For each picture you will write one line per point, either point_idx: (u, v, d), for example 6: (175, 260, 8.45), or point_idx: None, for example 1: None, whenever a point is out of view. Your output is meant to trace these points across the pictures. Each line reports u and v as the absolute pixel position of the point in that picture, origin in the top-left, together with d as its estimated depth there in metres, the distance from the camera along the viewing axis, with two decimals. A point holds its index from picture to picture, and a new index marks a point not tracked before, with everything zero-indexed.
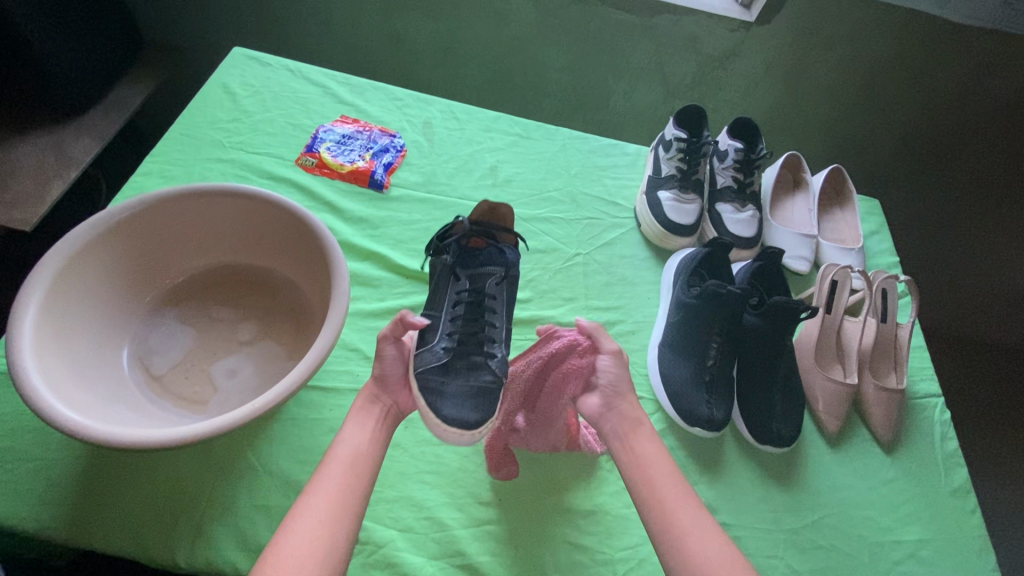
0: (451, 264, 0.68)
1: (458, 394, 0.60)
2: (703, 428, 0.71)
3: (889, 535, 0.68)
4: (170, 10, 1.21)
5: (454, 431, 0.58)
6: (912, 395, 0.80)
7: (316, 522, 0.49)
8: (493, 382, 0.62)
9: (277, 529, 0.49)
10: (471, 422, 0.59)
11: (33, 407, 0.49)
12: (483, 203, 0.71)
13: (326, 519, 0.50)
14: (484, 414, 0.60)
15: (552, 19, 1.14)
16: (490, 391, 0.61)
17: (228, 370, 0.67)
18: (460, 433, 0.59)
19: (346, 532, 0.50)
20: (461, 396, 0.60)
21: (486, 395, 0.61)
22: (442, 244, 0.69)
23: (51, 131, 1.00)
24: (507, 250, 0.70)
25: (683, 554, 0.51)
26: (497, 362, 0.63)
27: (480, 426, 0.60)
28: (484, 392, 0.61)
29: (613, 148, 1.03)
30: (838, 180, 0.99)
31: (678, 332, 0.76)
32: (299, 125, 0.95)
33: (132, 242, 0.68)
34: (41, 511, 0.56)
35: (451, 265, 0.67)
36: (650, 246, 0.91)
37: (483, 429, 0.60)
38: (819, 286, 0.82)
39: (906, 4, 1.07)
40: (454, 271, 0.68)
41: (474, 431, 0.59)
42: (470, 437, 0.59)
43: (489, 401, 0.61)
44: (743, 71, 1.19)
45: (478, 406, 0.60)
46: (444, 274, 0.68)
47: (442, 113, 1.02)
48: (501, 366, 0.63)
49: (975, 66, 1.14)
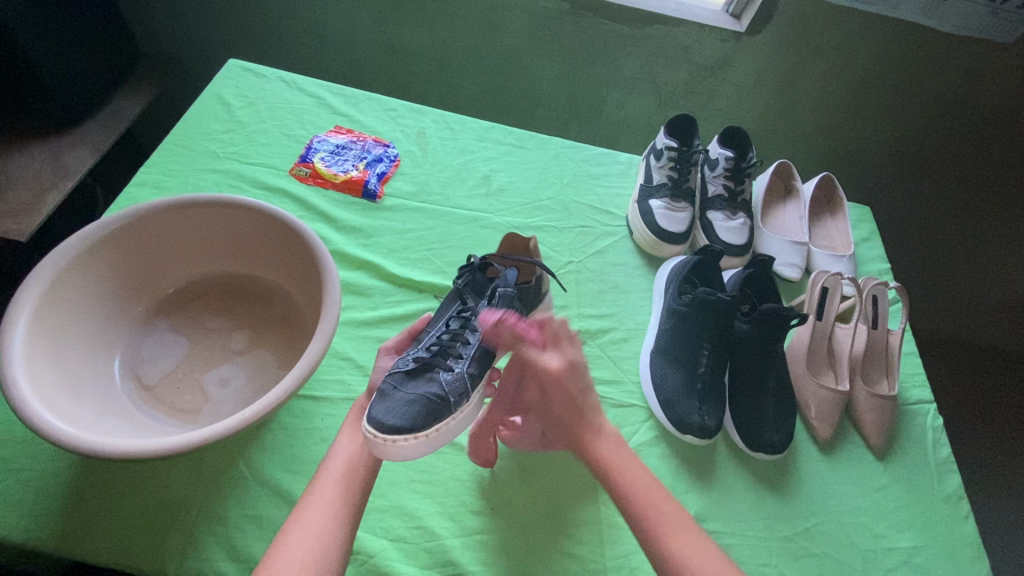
0: (460, 290, 0.69)
1: (395, 398, 0.58)
2: (695, 436, 0.71)
3: (882, 542, 0.68)
4: (168, 23, 1.22)
5: (370, 432, 0.55)
6: (903, 402, 0.81)
7: (313, 532, 0.50)
8: (435, 395, 0.59)
9: (275, 542, 0.49)
10: (388, 426, 0.56)
11: (22, 417, 0.49)
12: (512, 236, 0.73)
13: (325, 528, 0.50)
14: (405, 421, 0.56)
15: (544, 31, 1.16)
16: (428, 403, 0.58)
17: (220, 379, 0.68)
18: (372, 435, 0.55)
19: (342, 541, 0.50)
20: (398, 400, 0.58)
21: (421, 404, 0.58)
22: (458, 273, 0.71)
23: (49, 142, 1.01)
24: (509, 272, 0.67)
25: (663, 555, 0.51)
26: (451, 377, 0.60)
27: (395, 433, 0.55)
28: (419, 401, 0.58)
29: (606, 157, 1.04)
30: (828, 187, 1.00)
31: (670, 339, 0.77)
32: (294, 135, 0.95)
33: (125, 252, 0.68)
34: (32, 523, 0.56)
35: (456, 287, 0.68)
36: (642, 253, 0.92)
37: (395, 437, 0.55)
38: (810, 293, 0.83)
39: (894, 15, 1.07)
40: (461, 294, 0.69)
41: (385, 435, 0.55)
42: (382, 442, 0.55)
43: (421, 412, 0.57)
44: (734, 80, 1.20)
45: (404, 413, 0.57)
46: (451, 297, 0.69)
47: (435, 123, 1.03)
48: (453, 382, 0.60)
49: (966, 74, 1.15)
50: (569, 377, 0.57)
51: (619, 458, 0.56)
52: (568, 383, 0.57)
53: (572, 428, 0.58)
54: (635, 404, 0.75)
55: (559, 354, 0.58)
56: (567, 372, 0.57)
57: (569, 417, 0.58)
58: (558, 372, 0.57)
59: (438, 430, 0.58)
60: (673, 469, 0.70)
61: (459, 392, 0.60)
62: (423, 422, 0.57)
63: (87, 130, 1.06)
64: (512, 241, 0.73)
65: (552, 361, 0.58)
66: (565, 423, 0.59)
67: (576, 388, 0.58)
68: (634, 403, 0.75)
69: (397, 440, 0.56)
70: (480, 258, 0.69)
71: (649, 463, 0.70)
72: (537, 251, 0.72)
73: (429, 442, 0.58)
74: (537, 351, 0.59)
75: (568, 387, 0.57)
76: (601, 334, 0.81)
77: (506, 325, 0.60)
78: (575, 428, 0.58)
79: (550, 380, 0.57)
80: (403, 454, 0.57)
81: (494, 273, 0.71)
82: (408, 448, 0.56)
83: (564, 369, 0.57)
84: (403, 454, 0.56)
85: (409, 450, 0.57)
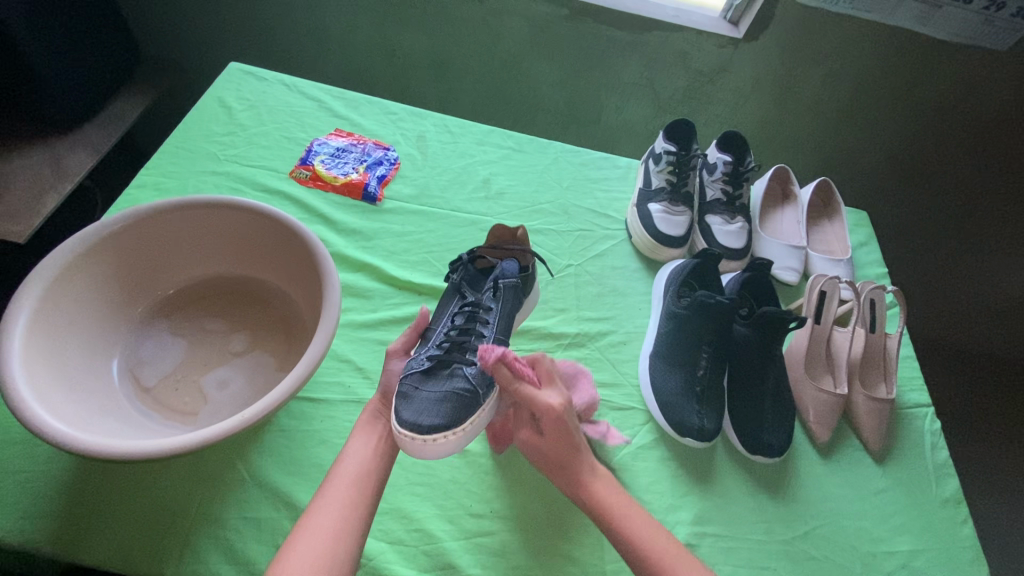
0: (455, 284, 0.70)
1: (423, 397, 0.58)
2: (694, 439, 0.71)
3: (881, 545, 0.68)
4: (167, 26, 1.23)
5: (406, 435, 0.56)
6: (901, 405, 0.81)
7: (322, 536, 0.49)
8: (464, 389, 0.60)
9: (283, 543, 0.49)
10: (423, 426, 0.56)
11: (21, 418, 0.49)
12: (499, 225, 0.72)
13: (332, 531, 0.50)
14: (441, 419, 0.57)
15: (544, 36, 1.16)
16: (459, 398, 0.59)
17: (219, 381, 0.68)
18: (409, 436, 0.56)
19: (350, 544, 0.50)
20: (426, 399, 0.58)
21: (452, 401, 0.58)
22: (452, 267, 0.72)
23: (48, 144, 1.02)
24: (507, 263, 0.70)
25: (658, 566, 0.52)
26: (476, 370, 0.61)
27: (433, 432, 0.56)
28: (449, 397, 0.59)
29: (605, 161, 1.05)
30: (825, 191, 1.01)
31: (669, 342, 0.77)
32: (294, 138, 0.96)
33: (125, 254, 0.69)
34: (28, 527, 0.56)
35: (454, 281, 0.69)
36: (641, 257, 0.92)
37: (434, 435, 0.57)
38: (808, 297, 0.83)
39: (889, 23, 1.08)
40: (461, 289, 0.70)
41: (423, 435, 0.56)
42: (421, 441, 0.56)
43: (454, 407, 0.58)
44: (731, 86, 1.21)
45: (438, 411, 0.57)
46: (451, 292, 0.70)
47: (436, 127, 1.03)
48: (479, 374, 0.61)
49: (962, 80, 1.16)
50: (567, 414, 0.57)
51: (616, 495, 0.56)
52: (566, 422, 0.56)
53: (566, 466, 0.58)
54: (633, 407, 0.75)
55: (556, 390, 0.58)
56: (567, 410, 0.56)
57: (565, 455, 0.57)
58: (557, 411, 0.56)
59: (474, 423, 0.59)
60: (672, 472, 0.70)
61: (486, 383, 0.61)
62: (457, 416, 0.58)
63: (87, 132, 1.06)
64: (498, 231, 0.72)
65: (552, 399, 0.57)
66: (560, 460, 0.58)
67: (572, 427, 0.57)
68: (633, 406, 0.75)
69: (436, 438, 0.57)
70: (474, 249, 0.71)
71: (649, 466, 0.70)
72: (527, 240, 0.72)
73: (466, 435, 0.59)
74: (534, 390, 0.57)
75: (567, 428, 0.56)
76: (601, 337, 0.82)
77: (505, 362, 0.58)
78: (570, 467, 0.57)
79: (550, 418, 0.56)
80: (443, 448, 0.58)
81: (485, 265, 0.73)
82: (448, 444, 0.58)
83: (563, 407, 0.56)
84: (443, 449, 0.58)
85: (447, 444, 0.58)
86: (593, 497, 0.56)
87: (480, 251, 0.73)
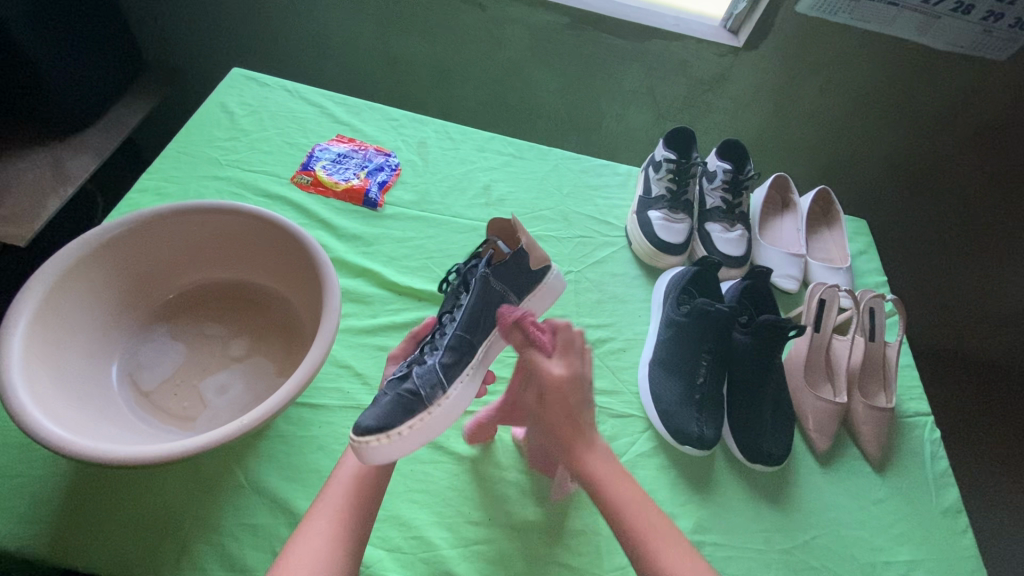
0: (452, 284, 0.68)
1: (378, 401, 0.58)
2: (693, 446, 0.71)
3: (881, 555, 0.68)
4: (171, 31, 1.23)
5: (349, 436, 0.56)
6: (901, 414, 0.81)
7: (320, 539, 0.50)
8: (409, 391, 0.58)
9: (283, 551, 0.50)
10: (360, 428, 0.55)
11: (19, 423, 0.49)
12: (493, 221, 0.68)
13: (328, 535, 0.50)
14: (377, 422, 0.55)
15: (545, 43, 1.17)
16: (401, 400, 0.58)
17: (218, 386, 0.67)
18: (351, 441, 0.55)
19: (345, 549, 0.50)
20: (378, 404, 0.58)
21: (395, 404, 0.57)
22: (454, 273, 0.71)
23: (50, 148, 1.02)
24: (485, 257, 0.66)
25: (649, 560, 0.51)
26: (424, 371, 0.60)
27: (365, 434, 0.55)
28: (393, 400, 0.57)
29: (605, 168, 1.05)
30: (825, 200, 1.01)
31: (669, 349, 0.77)
32: (295, 144, 0.96)
33: (124, 258, 0.69)
34: (24, 530, 0.56)
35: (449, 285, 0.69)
36: (641, 264, 0.92)
37: (369, 438, 0.54)
38: (808, 304, 0.84)
39: (887, 33, 1.09)
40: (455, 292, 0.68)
41: (357, 437, 0.55)
42: (355, 446, 0.55)
43: (395, 410, 0.57)
44: (732, 95, 1.21)
45: (378, 414, 0.56)
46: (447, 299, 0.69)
47: (437, 133, 1.03)
48: (425, 375, 0.60)
49: (961, 90, 1.16)
50: (571, 387, 0.54)
51: (608, 473, 0.54)
52: (568, 395, 0.54)
53: (565, 437, 0.56)
54: (633, 414, 0.75)
55: (564, 359, 0.55)
56: (570, 382, 0.54)
57: (564, 424, 0.55)
58: (560, 381, 0.54)
59: (413, 428, 0.57)
60: (670, 480, 0.70)
61: (431, 384, 0.59)
62: (396, 419, 0.56)
63: (89, 136, 1.06)
64: (497, 224, 0.68)
65: (557, 368, 0.55)
66: (558, 429, 0.56)
67: (577, 399, 0.55)
68: (632, 413, 0.75)
69: (369, 442, 0.54)
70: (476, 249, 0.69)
71: (648, 474, 0.70)
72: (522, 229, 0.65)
73: (405, 441, 0.56)
74: (543, 356, 0.56)
75: (568, 400, 0.54)
76: (600, 344, 0.82)
77: (521, 324, 0.58)
78: (567, 437, 0.55)
79: (551, 386, 0.54)
80: (382, 455, 0.55)
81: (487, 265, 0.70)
82: (382, 450, 0.55)
83: (567, 378, 0.54)
84: (381, 458, 0.55)
85: (385, 451, 0.55)
86: (585, 475, 0.55)
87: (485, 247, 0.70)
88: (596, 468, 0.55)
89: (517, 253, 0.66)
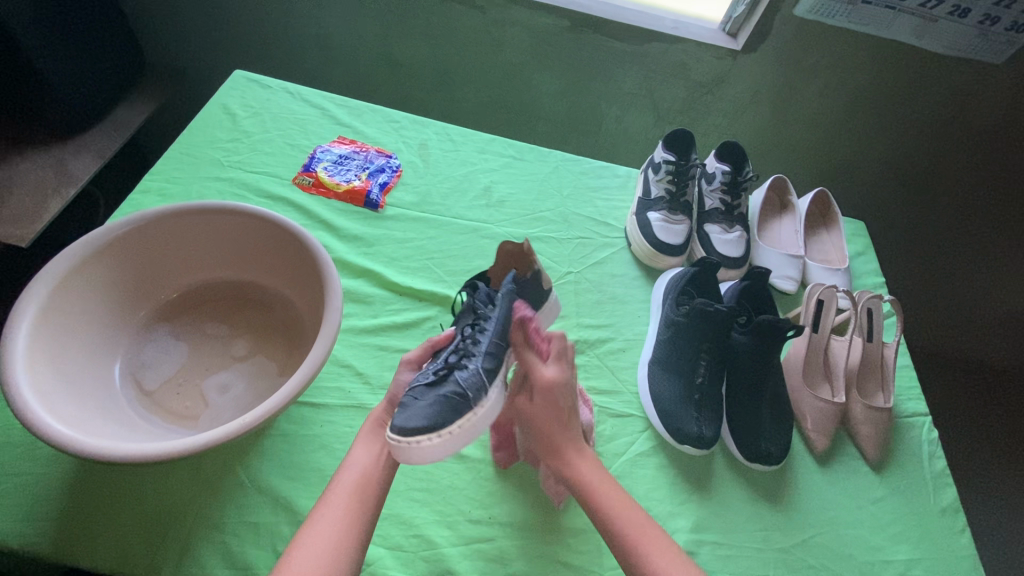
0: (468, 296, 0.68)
1: (415, 403, 0.57)
2: (693, 446, 0.72)
3: (879, 554, 0.68)
4: (173, 34, 1.24)
5: (392, 437, 0.55)
6: (899, 414, 0.81)
7: (323, 548, 0.49)
8: (454, 393, 0.58)
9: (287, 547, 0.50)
10: (409, 428, 0.55)
11: (23, 420, 0.50)
12: (505, 242, 0.68)
13: (332, 542, 0.49)
14: (427, 422, 0.56)
15: (544, 46, 1.18)
16: (448, 401, 0.57)
17: (220, 386, 0.68)
18: (395, 440, 0.55)
19: (348, 557, 0.49)
20: (419, 406, 0.57)
21: (442, 406, 0.57)
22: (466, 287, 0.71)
23: (51, 149, 1.02)
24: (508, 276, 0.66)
25: (638, 559, 0.51)
26: (467, 375, 0.59)
27: (417, 434, 0.55)
28: (437, 401, 0.57)
29: (605, 170, 1.05)
30: (823, 202, 1.02)
31: (668, 349, 0.77)
32: (297, 145, 0.97)
33: (128, 258, 0.69)
34: (26, 528, 0.56)
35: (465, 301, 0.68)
36: (640, 265, 0.93)
37: (419, 437, 0.55)
38: (806, 305, 0.84)
39: (884, 36, 1.10)
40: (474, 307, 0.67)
41: (407, 438, 0.55)
42: (405, 445, 0.55)
43: (442, 410, 0.57)
44: (731, 97, 1.22)
45: (425, 413, 0.56)
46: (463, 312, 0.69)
47: (438, 135, 1.04)
48: (469, 379, 0.59)
49: (958, 92, 1.17)
50: (561, 392, 0.57)
51: (595, 477, 0.56)
52: (558, 398, 0.57)
53: (554, 442, 0.58)
54: (633, 414, 0.76)
55: (558, 365, 0.57)
56: (562, 387, 0.56)
57: (553, 425, 0.57)
58: (553, 383, 0.56)
59: (462, 427, 0.57)
60: (670, 480, 0.71)
61: (476, 387, 0.59)
62: (446, 420, 0.56)
63: (91, 137, 1.07)
64: (505, 249, 0.69)
65: (548, 372, 0.57)
66: (548, 432, 0.58)
67: (567, 401, 0.57)
68: (632, 413, 0.76)
69: (420, 441, 0.55)
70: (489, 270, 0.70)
71: (647, 473, 0.71)
72: (533, 253, 0.68)
73: (455, 439, 0.57)
74: (538, 360, 0.59)
75: (560, 401, 0.57)
76: (599, 345, 0.82)
77: (524, 325, 0.62)
78: (554, 438, 0.57)
79: (543, 387, 0.56)
80: (427, 455, 0.56)
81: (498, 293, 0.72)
82: (434, 448, 0.56)
83: (560, 381, 0.56)
84: (431, 454, 0.56)
85: (435, 449, 0.56)
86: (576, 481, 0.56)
87: (494, 273, 0.71)
88: (579, 466, 0.57)
89: (532, 279, 0.70)
